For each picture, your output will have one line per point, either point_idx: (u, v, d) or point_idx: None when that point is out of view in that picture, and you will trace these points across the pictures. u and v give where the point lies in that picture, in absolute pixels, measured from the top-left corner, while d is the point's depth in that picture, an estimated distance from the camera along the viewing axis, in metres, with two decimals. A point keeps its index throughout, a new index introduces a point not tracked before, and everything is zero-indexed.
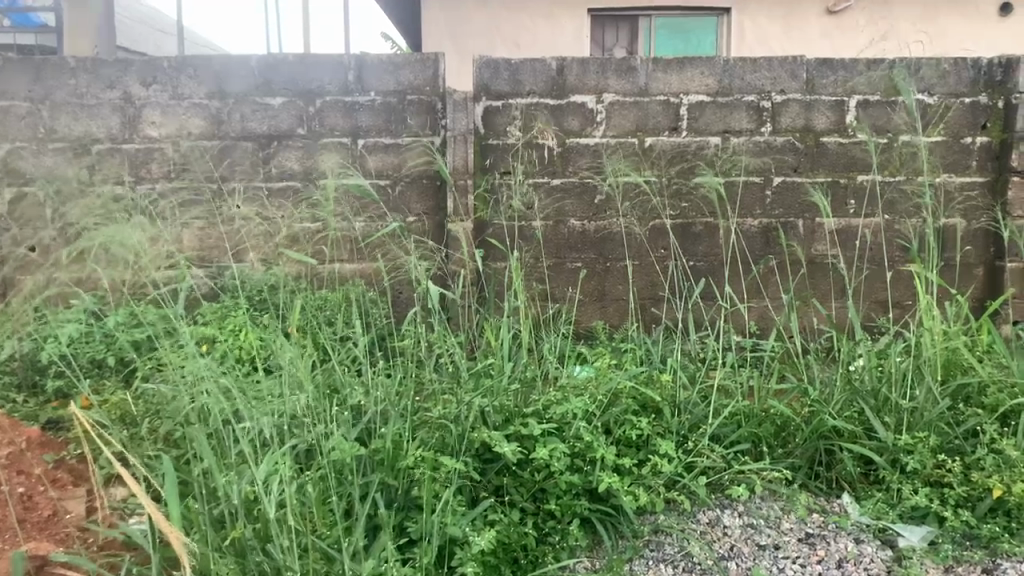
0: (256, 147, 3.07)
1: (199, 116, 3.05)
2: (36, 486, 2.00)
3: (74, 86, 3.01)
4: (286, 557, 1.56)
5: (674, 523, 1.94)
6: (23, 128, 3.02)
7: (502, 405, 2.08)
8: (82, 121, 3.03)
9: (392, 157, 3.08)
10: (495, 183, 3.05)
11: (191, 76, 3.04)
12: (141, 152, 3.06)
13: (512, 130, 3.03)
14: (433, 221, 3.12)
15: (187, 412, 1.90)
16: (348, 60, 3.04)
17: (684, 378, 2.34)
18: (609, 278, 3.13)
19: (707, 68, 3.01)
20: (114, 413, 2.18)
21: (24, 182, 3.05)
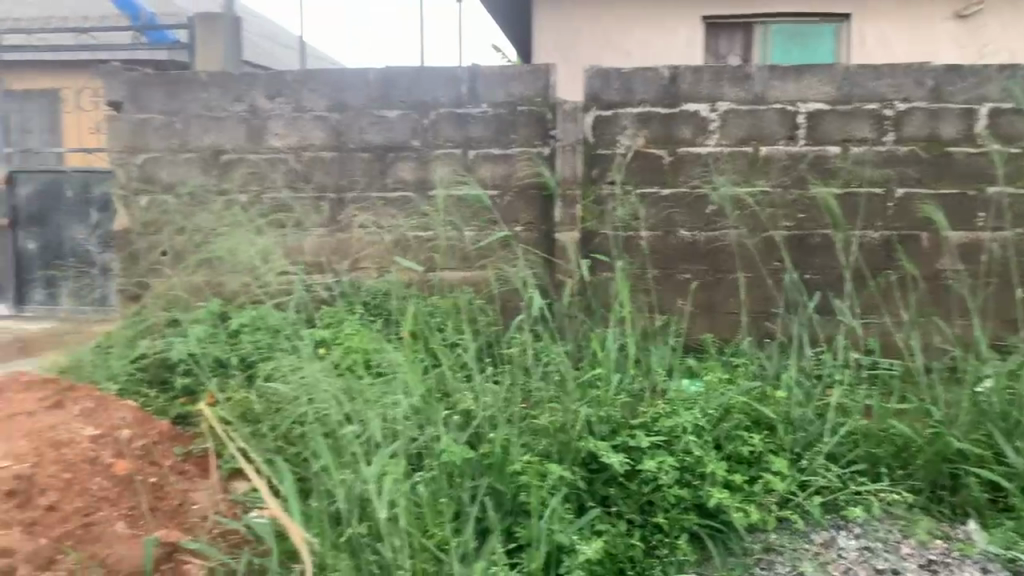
0: (373, 158, 3.17)
1: (319, 128, 3.17)
2: (166, 476, 2.14)
3: (206, 99, 3.21)
4: (399, 553, 1.62)
5: (787, 542, 1.90)
6: (160, 140, 3.23)
7: (609, 415, 2.07)
8: (212, 133, 3.21)
9: (502, 167, 3.12)
10: (603, 193, 3.04)
11: (313, 90, 3.17)
12: (265, 163, 3.20)
13: (622, 141, 3.02)
14: (540, 231, 3.13)
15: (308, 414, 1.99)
16: (462, 73, 3.11)
17: (799, 395, 2.28)
18: (719, 290, 3.07)
19: (826, 76, 2.93)
20: (238, 410, 2.29)
21: (158, 190, 3.25)
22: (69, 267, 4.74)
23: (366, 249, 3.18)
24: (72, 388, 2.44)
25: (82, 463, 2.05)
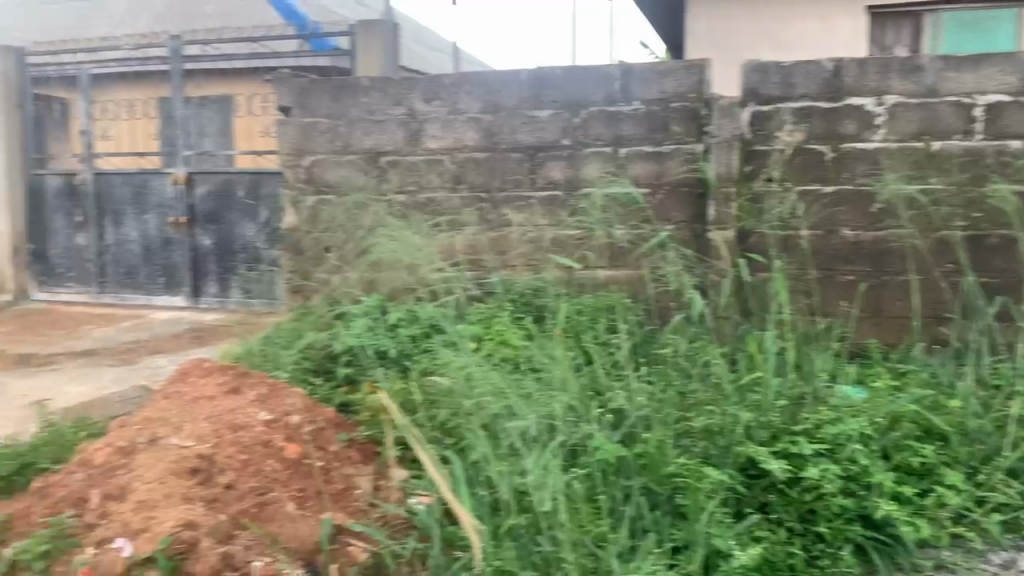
0: (525, 158, 3.21)
1: (473, 129, 3.24)
2: (333, 461, 2.26)
3: (367, 103, 3.35)
4: (566, 548, 1.66)
5: (962, 560, 1.79)
6: (325, 143, 3.41)
7: (769, 420, 2.01)
8: (372, 135, 3.35)
9: (654, 165, 3.08)
10: (760, 190, 2.95)
11: (468, 92, 3.25)
12: (422, 163, 3.31)
13: (780, 137, 2.93)
14: (692, 229, 3.06)
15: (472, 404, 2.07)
16: (614, 71, 3.10)
17: (976, 406, 2.15)
18: (885, 293, 2.92)
19: (1008, 66, 2.74)
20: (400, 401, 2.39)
21: (323, 190, 3.43)
22: (244, 264, 5.08)
23: (519, 248, 3.23)
24: (247, 371, 2.57)
25: (257, 446, 2.17)
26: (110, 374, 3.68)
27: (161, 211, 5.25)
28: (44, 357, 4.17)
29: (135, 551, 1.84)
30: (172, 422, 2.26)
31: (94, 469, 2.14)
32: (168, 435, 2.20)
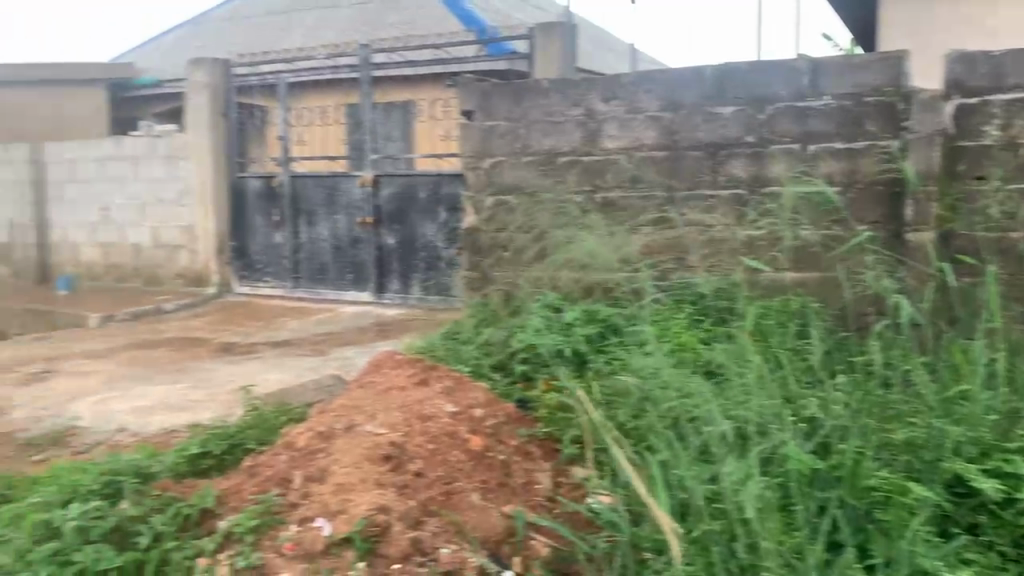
0: (705, 156, 3.15)
1: (652, 129, 3.23)
2: (513, 456, 2.30)
3: (546, 105, 3.41)
4: (769, 556, 1.64)
5: None
6: (505, 145, 3.50)
7: (980, 436, 1.87)
8: (550, 136, 3.40)
9: (845, 162, 2.94)
10: (969, 188, 2.74)
11: (648, 91, 3.24)
12: (599, 163, 3.32)
13: (989, 130, 2.70)
14: (888, 230, 2.89)
15: (669, 405, 2.12)
16: (802, 66, 2.99)
17: None
18: None
19: None
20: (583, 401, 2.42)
21: (502, 191, 3.52)
22: (424, 263, 5.29)
23: (699, 248, 3.16)
24: (433, 365, 2.67)
25: (443, 437, 2.26)
26: (307, 363, 3.94)
27: (350, 211, 5.54)
28: (247, 346, 4.51)
29: (333, 531, 1.97)
30: (366, 411, 2.39)
31: (296, 452, 2.30)
32: (363, 423, 2.32)
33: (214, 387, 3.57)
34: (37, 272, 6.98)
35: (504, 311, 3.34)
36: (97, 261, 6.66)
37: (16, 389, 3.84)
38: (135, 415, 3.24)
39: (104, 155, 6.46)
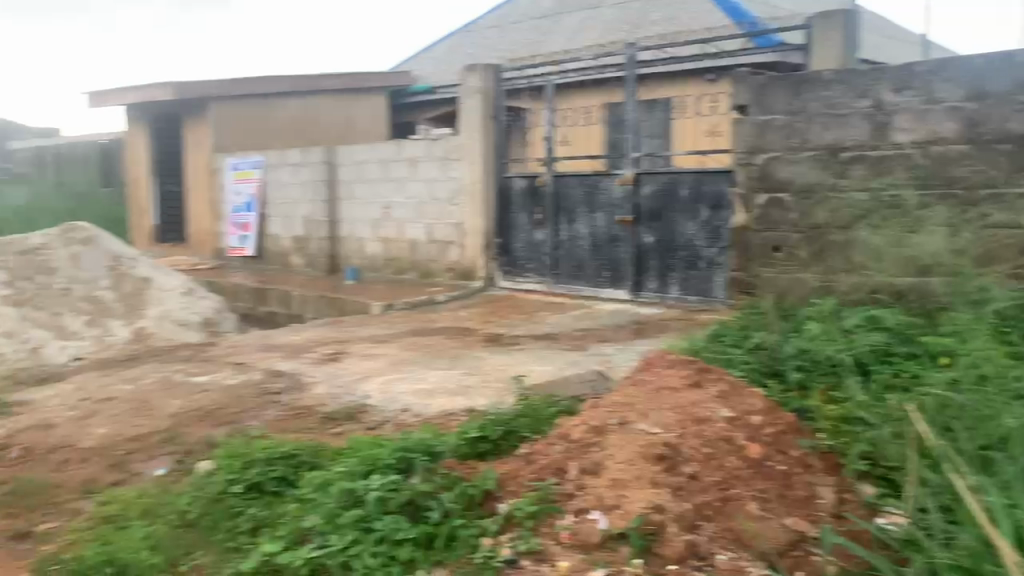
0: (1013, 149, 3.11)
1: (951, 120, 3.23)
2: (794, 467, 2.21)
3: (831, 97, 3.51)
4: None
5: None
6: (783, 139, 3.62)
7: None
8: (832, 130, 3.48)
9: None
10: None
11: (945, 80, 3.27)
12: (886, 158, 3.34)
13: None
14: None
15: (991, 425, 2.09)
16: None
17: None
18: None
19: None
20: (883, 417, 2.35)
21: (779, 188, 3.64)
22: (683, 262, 5.22)
23: (1003, 251, 3.10)
24: (707, 367, 2.61)
25: (719, 441, 2.21)
26: (570, 357, 4.03)
27: (609, 210, 5.58)
28: (512, 338, 4.68)
29: (609, 525, 2.00)
30: (639, 409, 2.39)
31: (572, 443, 2.35)
32: (637, 421, 2.32)
33: (487, 375, 3.76)
34: (327, 263, 7.71)
35: (776, 315, 3.21)
36: (380, 255, 7.23)
37: (315, 366, 4.27)
38: (415, 397, 3.48)
39: (386, 157, 7.00)
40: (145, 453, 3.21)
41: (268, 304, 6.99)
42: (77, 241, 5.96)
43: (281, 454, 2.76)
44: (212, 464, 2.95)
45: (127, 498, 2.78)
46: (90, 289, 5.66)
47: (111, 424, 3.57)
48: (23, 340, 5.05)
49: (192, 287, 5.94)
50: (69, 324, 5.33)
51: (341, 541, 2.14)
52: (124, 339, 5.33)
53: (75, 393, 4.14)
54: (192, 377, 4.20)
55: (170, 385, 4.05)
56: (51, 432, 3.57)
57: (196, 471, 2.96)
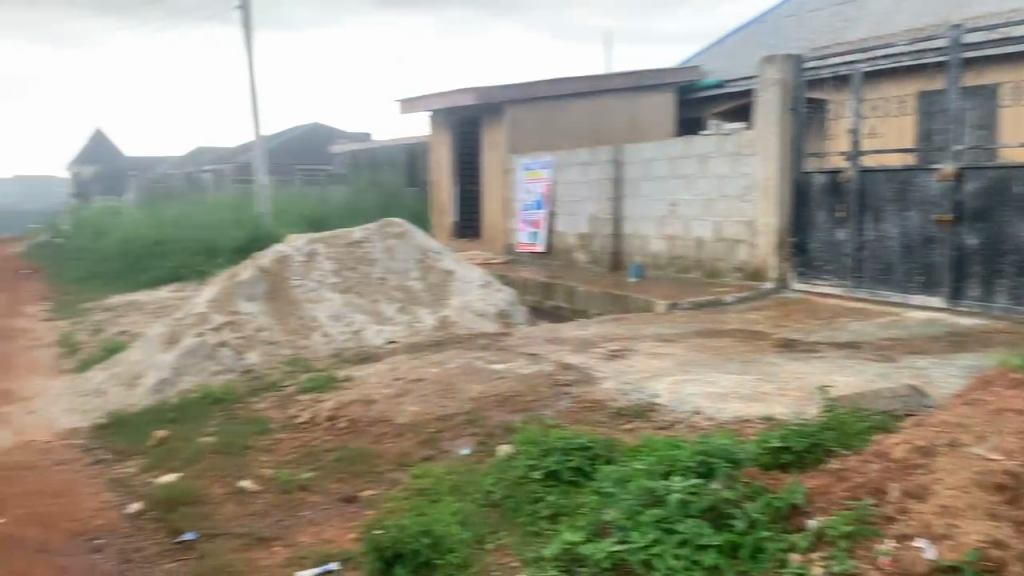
0: None
1: None
2: None
3: None
4: None
5: None
6: None
7: None
8: None
9: None
10: None
11: None
12: None
13: None
14: None
15: None
16: None
17: None
18: None
19: None
20: None
21: None
22: (1014, 267, 4.76)
23: None
24: None
25: None
26: (875, 369, 3.73)
27: (925, 208, 5.14)
28: (809, 344, 4.43)
29: (938, 556, 1.82)
30: (973, 430, 2.25)
31: (892, 463, 2.20)
32: (970, 444, 2.17)
33: (782, 382, 3.58)
34: (613, 260, 7.79)
35: None
36: (664, 252, 7.18)
37: (604, 361, 4.32)
38: (707, 399, 3.40)
39: (676, 153, 6.92)
40: (452, 433, 3.45)
41: (555, 299, 7.20)
42: (392, 236, 6.37)
43: (577, 445, 2.82)
44: (512, 449, 3.09)
45: (437, 474, 3.00)
46: (401, 279, 6.15)
47: (421, 403, 3.87)
48: (347, 323, 5.65)
49: (489, 281, 6.28)
50: (384, 309, 5.86)
51: (642, 539, 2.14)
52: (429, 327, 5.77)
53: (390, 373, 4.54)
54: (490, 365, 4.43)
55: (470, 371, 4.31)
56: (371, 407, 3.94)
57: (498, 455, 3.12)
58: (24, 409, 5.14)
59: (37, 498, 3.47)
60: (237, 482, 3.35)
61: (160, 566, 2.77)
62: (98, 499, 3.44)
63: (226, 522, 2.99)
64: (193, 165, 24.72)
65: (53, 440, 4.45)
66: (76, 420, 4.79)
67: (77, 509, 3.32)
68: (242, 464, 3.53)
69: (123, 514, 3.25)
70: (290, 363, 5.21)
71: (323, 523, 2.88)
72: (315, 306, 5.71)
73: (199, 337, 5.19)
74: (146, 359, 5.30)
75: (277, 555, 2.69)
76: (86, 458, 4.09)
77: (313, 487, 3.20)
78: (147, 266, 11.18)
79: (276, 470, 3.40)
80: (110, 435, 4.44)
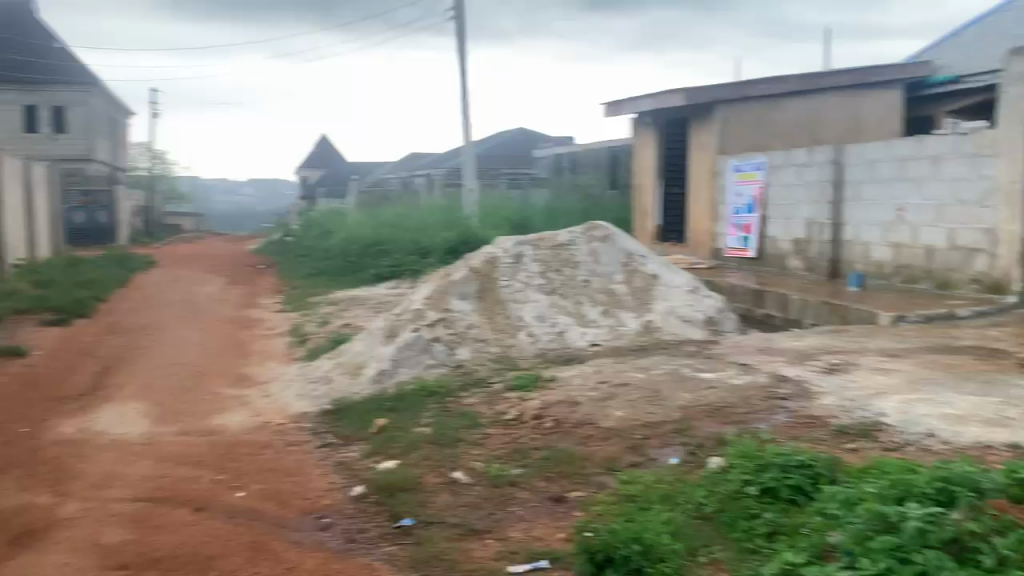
0: None
1: None
2: None
3: None
4: None
5: None
6: None
7: None
8: None
9: None
10: None
11: None
12: None
13: None
14: None
15: None
16: None
17: None
18: None
19: None
20: None
21: None
22: None
23: None
24: None
25: None
26: None
27: None
28: None
29: None
30: None
31: None
32: None
33: None
34: (830, 268, 7.39)
35: None
36: (889, 261, 6.72)
37: (822, 375, 4.10)
38: (943, 422, 3.13)
39: (905, 154, 6.46)
40: (660, 440, 3.40)
41: (765, 307, 6.92)
42: (596, 239, 6.36)
43: (796, 462, 2.69)
44: (723, 461, 3.00)
45: (646, 481, 2.96)
46: (607, 282, 6.13)
47: (628, 408, 3.84)
48: (553, 324, 5.72)
49: (697, 286, 6.12)
50: (589, 312, 5.88)
51: (872, 567, 2.01)
52: (635, 331, 5.73)
53: (596, 375, 4.54)
54: (698, 373, 4.33)
55: (678, 378, 4.22)
56: (577, 409, 3.96)
57: (709, 466, 3.04)
58: (261, 392, 5.60)
59: (272, 475, 3.77)
60: (449, 473, 3.47)
61: (381, 548, 2.93)
62: (325, 480, 3.69)
63: (440, 511, 3.11)
64: (408, 169, 26.01)
65: (285, 423, 4.82)
66: (305, 405, 5.17)
67: (307, 488, 3.58)
68: (454, 457, 3.66)
69: (347, 496, 3.47)
70: (498, 361, 5.35)
71: (532, 520, 2.94)
72: (523, 306, 5.82)
73: (415, 332, 5.45)
74: (366, 351, 5.63)
75: (489, 548, 2.76)
76: (314, 441, 4.40)
77: (522, 483, 3.25)
78: (366, 263, 11.86)
79: (486, 464, 3.49)
80: (334, 421, 4.75)
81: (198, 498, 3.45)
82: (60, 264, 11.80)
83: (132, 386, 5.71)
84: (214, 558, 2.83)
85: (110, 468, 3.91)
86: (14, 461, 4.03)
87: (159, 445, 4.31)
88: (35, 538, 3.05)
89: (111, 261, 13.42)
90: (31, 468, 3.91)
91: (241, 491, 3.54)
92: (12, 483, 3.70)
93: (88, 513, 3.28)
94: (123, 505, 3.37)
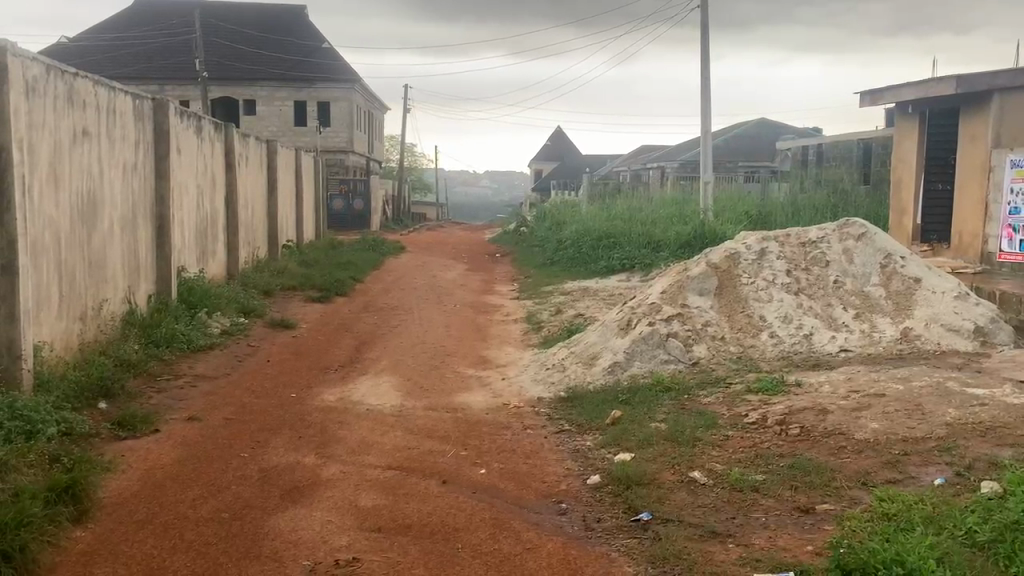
0: None
1: None
2: None
3: None
4: None
5: None
6: None
7: None
8: None
9: None
10: None
11: None
12: None
13: None
14: None
15: None
16: None
17: None
18: None
19: None
20: None
21: None
22: None
23: None
24: None
25: None
26: None
27: None
28: None
29: None
30: None
31: None
32: None
33: None
34: None
35: None
36: None
37: None
38: None
39: None
40: (921, 458, 3.15)
41: None
42: (850, 238, 5.99)
43: None
44: (998, 489, 2.72)
45: (907, 500, 2.74)
46: (860, 284, 5.74)
47: (883, 420, 3.57)
48: (799, 326, 5.44)
49: (965, 291, 5.53)
50: (840, 315, 5.53)
51: None
52: (891, 338, 5.30)
53: (847, 384, 4.27)
54: (966, 387, 3.94)
55: (943, 392, 3.87)
56: (826, 418, 3.74)
57: (981, 490, 2.77)
58: (499, 375, 5.80)
59: (511, 456, 3.89)
60: (688, 472, 3.40)
61: (620, 539, 2.91)
62: (562, 466, 3.74)
63: (679, 510, 3.06)
64: (640, 162, 25.97)
65: (523, 406, 4.95)
66: (541, 391, 5.28)
67: (545, 472, 3.65)
68: (693, 456, 3.59)
69: (584, 484, 3.49)
70: (738, 363, 5.17)
71: (778, 530, 2.80)
72: (767, 306, 5.60)
73: (652, 326, 5.39)
74: (601, 341, 5.65)
75: (731, 553, 2.67)
76: (550, 427, 4.48)
77: (766, 491, 3.12)
78: (600, 254, 11.97)
79: (727, 467, 3.39)
80: (570, 408, 4.82)
81: (444, 472, 3.62)
82: (322, 247, 12.91)
83: (384, 361, 6.11)
84: (459, 530, 2.96)
85: (365, 436, 4.21)
86: (285, 423, 4.44)
87: (408, 419, 4.58)
88: (302, 494, 3.35)
89: (364, 245, 14.44)
90: (300, 431, 4.29)
91: (483, 468, 3.68)
92: (283, 442, 4.08)
93: (348, 477, 3.55)
94: (377, 472, 3.61)
